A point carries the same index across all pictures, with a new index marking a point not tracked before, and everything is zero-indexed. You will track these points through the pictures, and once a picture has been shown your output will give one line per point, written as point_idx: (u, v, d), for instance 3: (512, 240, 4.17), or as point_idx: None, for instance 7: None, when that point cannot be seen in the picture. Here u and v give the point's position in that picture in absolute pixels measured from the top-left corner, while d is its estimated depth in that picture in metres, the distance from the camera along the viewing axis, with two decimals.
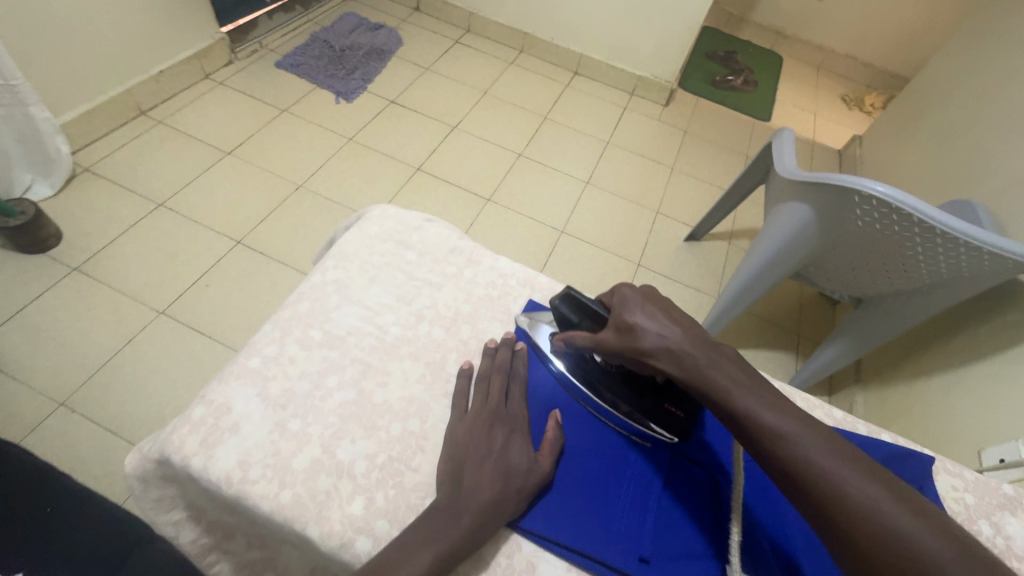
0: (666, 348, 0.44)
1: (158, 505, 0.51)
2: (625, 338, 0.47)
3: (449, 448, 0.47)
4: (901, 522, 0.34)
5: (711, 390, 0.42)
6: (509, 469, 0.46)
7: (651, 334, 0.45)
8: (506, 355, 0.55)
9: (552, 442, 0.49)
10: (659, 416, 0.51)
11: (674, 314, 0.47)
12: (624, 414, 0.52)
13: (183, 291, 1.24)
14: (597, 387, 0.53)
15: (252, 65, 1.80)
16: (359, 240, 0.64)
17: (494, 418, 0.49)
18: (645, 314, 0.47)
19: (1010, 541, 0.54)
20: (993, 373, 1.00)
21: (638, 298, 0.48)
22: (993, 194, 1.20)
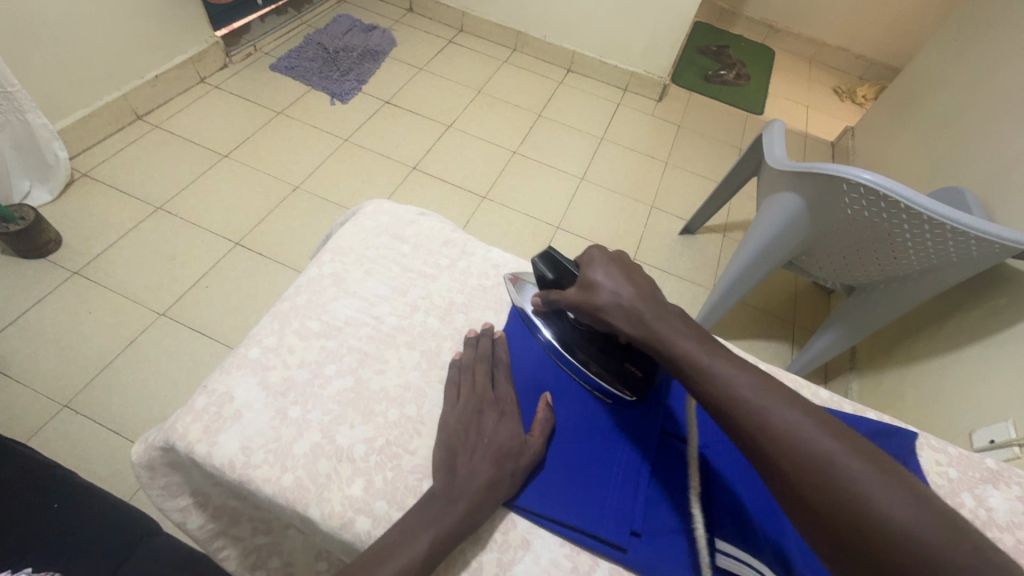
0: (620, 304, 0.47)
1: (165, 492, 0.52)
2: (586, 296, 0.49)
3: (443, 433, 0.49)
4: (818, 449, 0.36)
5: (654, 339, 0.45)
6: (500, 451, 0.47)
7: (607, 292, 0.48)
8: (489, 344, 0.57)
9: (542, 423, 0.51)
10: (623, 375, 0.53)
11: (635, 276, 0.49)
12: (593, 371, 0.55)
13: (184, 292, 1.26)
14: (569, 345, 0.56)
15: (247, 69, 1.82)
16: (354, 234, 0.65)
17: (482, 402, 0.51)
18: (604, 274, 0.49)
19: (993, 512, 0.56)
20: (982, 356, 1.02)
21: (603, 258, 0.51)
22: (982, 180, 1.21)
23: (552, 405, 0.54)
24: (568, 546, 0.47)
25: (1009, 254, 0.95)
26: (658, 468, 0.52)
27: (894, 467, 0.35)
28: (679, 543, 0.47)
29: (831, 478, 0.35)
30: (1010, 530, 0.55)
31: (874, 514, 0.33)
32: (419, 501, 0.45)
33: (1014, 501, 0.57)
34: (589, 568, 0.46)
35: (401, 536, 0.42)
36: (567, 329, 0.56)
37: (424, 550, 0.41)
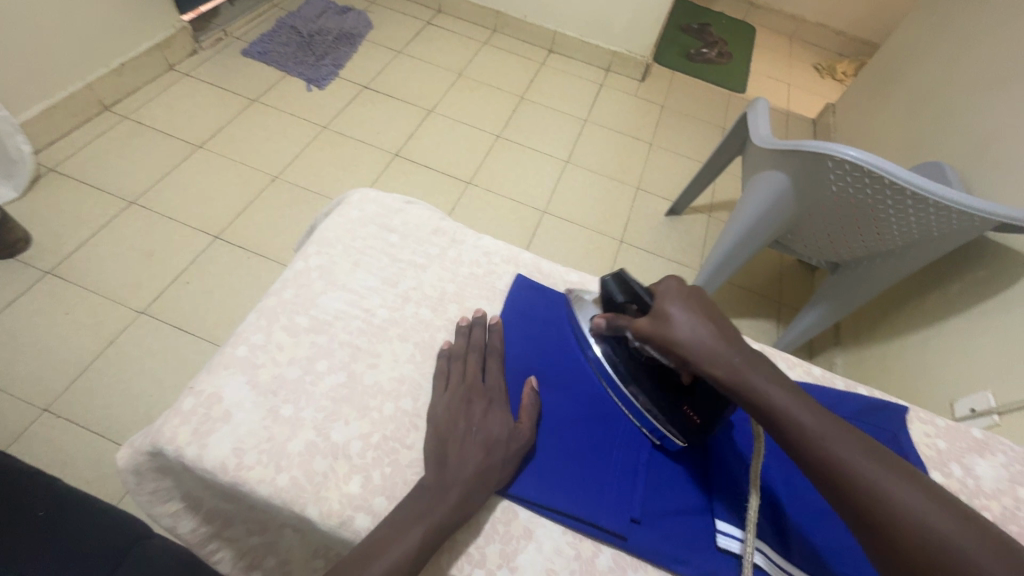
0: (696, 344, 0.45)
1: (154, 497, 0.50)
2: (656, 331, 0.47)
3: (434, 426, 0.48)
4: (915, 510, 0.36)
5: (737, 382, 0.43)
6: (489, 441, 0.47)
7: (682, 329, 0.46)
8: (479, 332, 0.55)
9: (530, 410, 0.50)
10: (681, 412, 0.50)
11: (712, 313, 0.47)
12: (648, 400, 0.52)
13: (164, 289, 1.22)
14: (626, 372, 0.53)
15: (218, 55, 1.75)
16: (339, 224, 0.63)
17: (471, 392, 0.50)
18: (678, 309, 0.47)
19: (980, 480, 0.57)
20: (963, 328, 1.04)
21: (681, 291, 0.48)
22: (962, 155, 1.23)
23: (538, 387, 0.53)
24: (569, 534, 0.47)
25: (989, 226, 0.96)
26: (653, 452, 0.52)
27: (987, 530, 0.36)
28: (680, 528, 0.47)
29: (930, 540, 0.35)
30: (996, 498, 0.56)
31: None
32: (410, 492, 0.44)
33: (999, 468, 0.58)
34: (591, 555, 0.46)
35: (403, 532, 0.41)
36: (626, 356, 0.53)
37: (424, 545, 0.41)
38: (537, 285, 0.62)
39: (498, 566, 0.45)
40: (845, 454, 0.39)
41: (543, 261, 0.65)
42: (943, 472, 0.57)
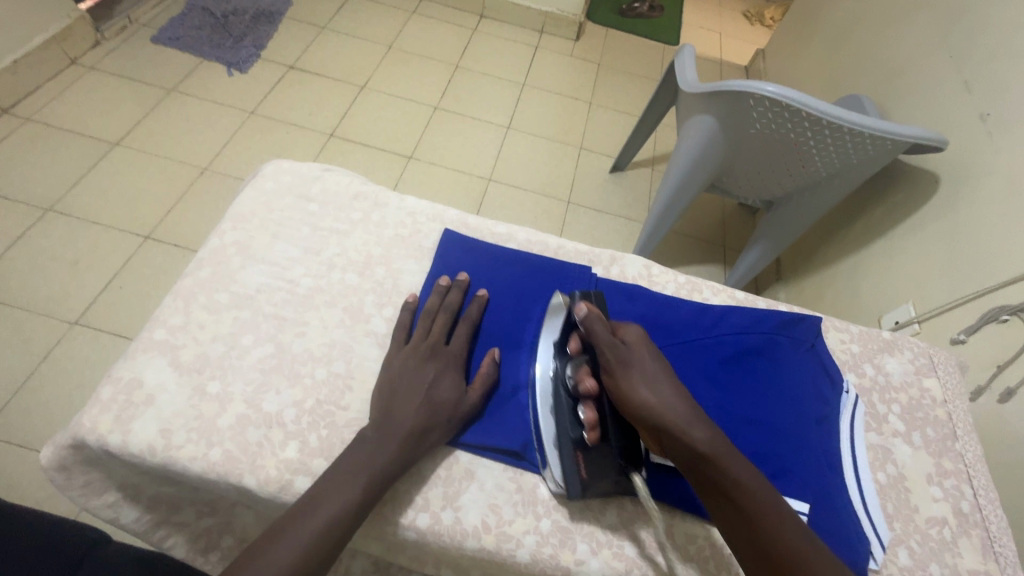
0: (672, 414, 0.43)
1: (87, 492, 0.49)
2: (623, 389, 0.45)
3: (384, 378, 0.49)
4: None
5: (713, 455, 0.42)
6: (436, 402, 0.48)
7: (660, 394, 0.44)
8: (455, 295, 0.56)
9: (484, 377, 0.51)
10: (572, 456, 0.46)
11: (676, 386, 0.45)
12: (555, 431, 0.48)
13: (96, 296, 1.16)
14: (552, 397, 0.49)
15: (125, 45, 1.62)
16: (256, 198, 0.61)
17: (432, 353, 0.51)
18: (654, 374, 0.46)
19: (889, 376, 0.62)
20: (883, 248, 1.11)
21: (651, 359, 0.47)
22: (877, 85, 1.28)
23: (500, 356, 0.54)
24: (510, 470, 0.49)
25: (901, 149, 1.01)
26: None
27: None
28: None
29: None
30: (903, 390, 0.61)
31: None
32: (352, 443, 0.45)
33: (906, 364, 0.63)
34: (532, 487, 0.48)
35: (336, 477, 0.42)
36: (561, 381, 0.49)
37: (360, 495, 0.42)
38: (512, 250, 0.63)
39: (441, 508, 0.46)
40: (799, 544, 0.39)
41: (516, 227, 0.66)
42: (857, 373, 0.62)
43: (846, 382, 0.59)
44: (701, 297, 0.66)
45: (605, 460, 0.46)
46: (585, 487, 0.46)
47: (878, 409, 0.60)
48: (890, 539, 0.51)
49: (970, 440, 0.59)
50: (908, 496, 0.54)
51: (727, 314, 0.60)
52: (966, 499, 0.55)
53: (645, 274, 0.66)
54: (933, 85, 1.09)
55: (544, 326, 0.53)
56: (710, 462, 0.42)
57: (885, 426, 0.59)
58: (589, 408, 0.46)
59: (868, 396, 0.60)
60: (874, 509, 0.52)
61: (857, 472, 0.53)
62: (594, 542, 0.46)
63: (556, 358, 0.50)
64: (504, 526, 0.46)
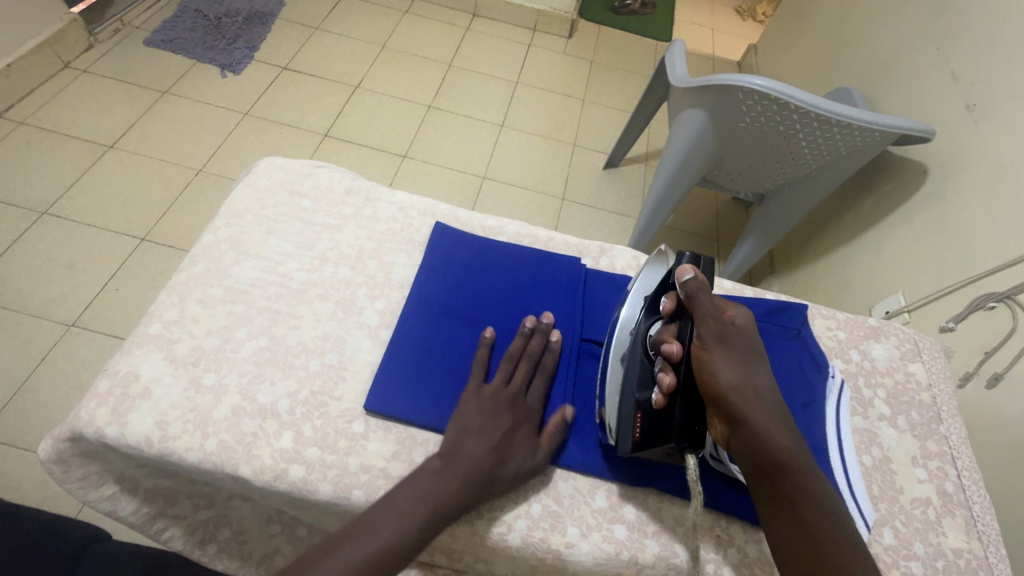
0: (756, 408, 0.44)
1: (85, 484, 0.50)
2: (713, 370, 0.45)
3: (456, 420, 0.47)
4: None
5: (790, 459, 0.42)
6: (505, 455, 0.46)
7: (750, 383, 0.45)
8: (540, 342, 0.54)
9: (553, 437, 0.50)
10: (632, 413, 0.48)
11: (761, 379, 0.46)
12: (623, 387, 0.49)
13: (93, 298, 1.17)
14: (629, 351, 0.51)
15: (118, 47, 1.62)
16: (248, 195, 0.62)
17: (512, 403, 0.49)
18: (745, 363, 0.46)
19: (875, 362, 0.63)
20: (874, 240, 1.12)
21: (745, 346, 0.47)
22: (867, 77, 1.29)
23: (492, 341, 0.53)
24: None
25: (889, 140, 1.03)
26: (576, 370, 0.55)
27: None
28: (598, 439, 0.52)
29: None
30: (889, 375, 0.63)
31: None
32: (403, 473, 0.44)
33: (892, 349, 0.65)
34: None
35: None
36: (645, 338, 0.50)
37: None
38: (502, 243, 0.64)
39: None
40: (856, 568, 0.39)
41: (508, 221, 0.67)
42: (843, 359, 0.63)
43: (831, 367, 0.60)
44: None
45: (664, 426, 0.47)
46: (634, 445, 0.47)
47: (865, 394, 0.61)
48: (875, 519, 0.52)
49: (954, 423, 0.60)
50: (893, 478, 0.55)
51: None
52: (950, 480, 0.56)
53: (634, 265, 0.67)
54: (921, 76, 1.10)
55: (642, 277, 0.55)
56: (787, 467, 0.42)
57: (871, 410, 0.60)
58: (669, 373, 0.47)
59: (854, 381, 0.62)
60: (859, 490, 0.53)
61: (843, 455, 0.54)
62: (584, 525, 0.47)
63: (652, 317, 0.51)
64: (496, 510, 0.47)
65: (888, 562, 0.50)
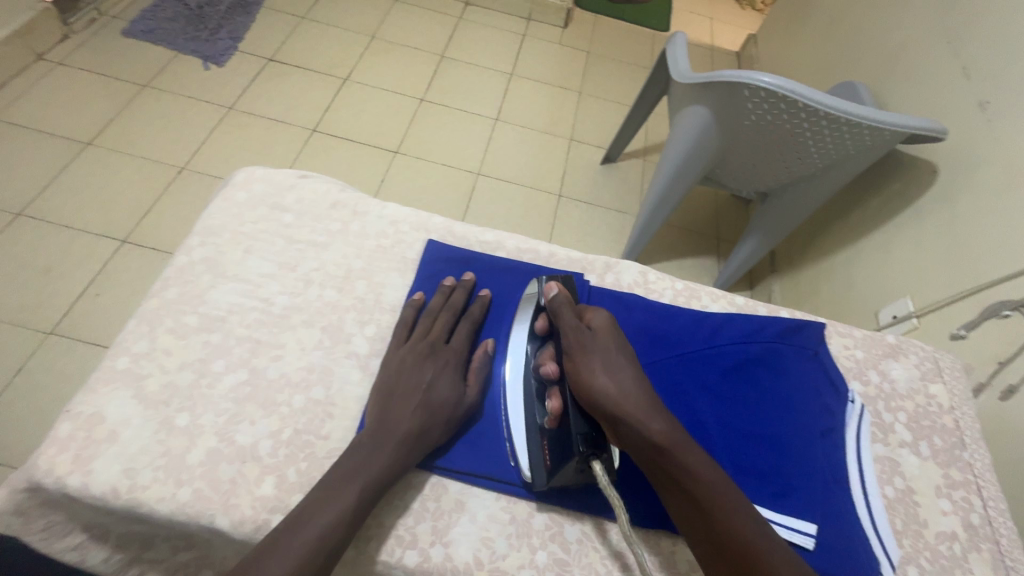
0: (628, 399, 0.43)
1: (49, 534, 0.45)
2: (582, 376, 0.44)
3: (382, 379, 0.48)
4: None
5: (667, 445, 0.41)
6: (435, 402, 0.47)
7: (615, 377, 0.44)
8: (460, 295, 0.55)
9: (478, 373, 0.51)
10: (539, 446, 0.46)
11: (636, 373, 0.45)
12: (523, 420, 0.48)
13: (71, 305, 1.11)
14: (522, 387, 0.49)
15: (94, 38, 1.55)
16: (226, 209, 0.58)
17: (433, 352, 0.50)
18: (611, 361, 0.45)
19: (894, 383, 0.61)
20: (880, 240, 1.08)
21: (607, 350, 0.46)
22: (873, 71, 1.25)
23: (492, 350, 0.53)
24: (503, 499, 0.47)
25: (900, 139, 0.98)
26: None
27: None
28: None
29: None
30: (909, 397, 0.60)
31: None
32: (348, 447, 0.44)
33: (912, 369, 0.62)
34: (527, 516, 0.46)
35: (308, 521, 0.38)
36: (529, 363, 0.50)
37: (332, 539, 0.38)
38: (503, 259, 0.60)
39: (430, 543, 0.43)
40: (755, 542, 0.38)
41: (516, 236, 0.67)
42: (861, 380, 0.60)
43: (850, 391, 0.57)
44: (700, 304, 0.64)
45: (566, 442, 0.45)
46: (547, 476, 0.45)
47: (884, 418, 0.58)
48: (900, 557, 0.49)
49: (978, 449, 0.57)
50: (916, 510, 0.53)
51: (728, 323, 0.58)
52: (976, 511, 0.53)
53: (641, 281, 0.65)
54: (930, 71, 1.06)
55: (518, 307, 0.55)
56: (663, 452, 0.41)
57: (892, 436, 0.57)
58: (555, 395, 0.46)
59: (874, 405, 0.59)
60: (884, 528, 0.49)
61: (864, 487, 0.51)
62: (593, 573, 0.44)
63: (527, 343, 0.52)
64: (497, 561, 0.43)
65: None
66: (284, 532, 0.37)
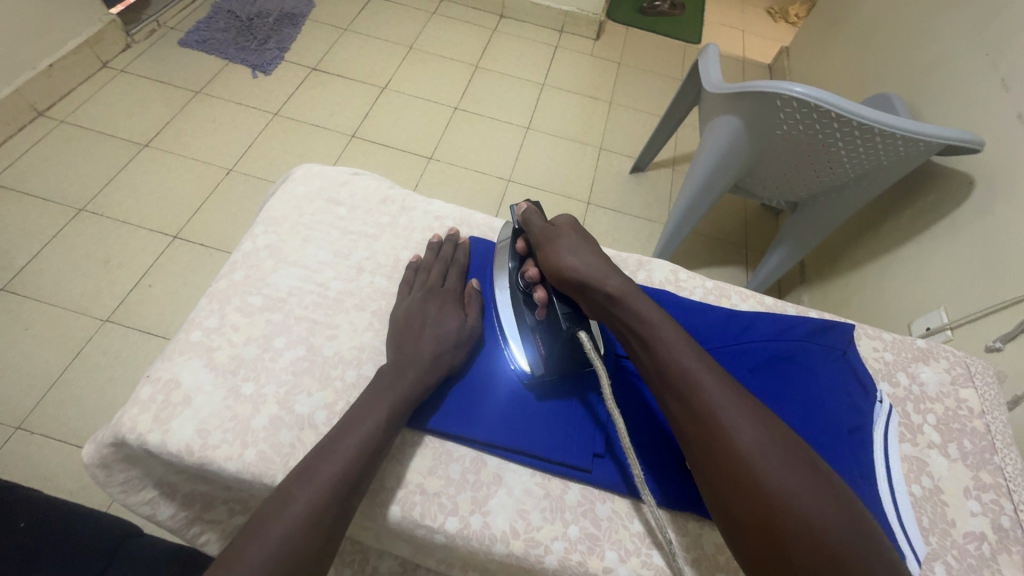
0: (591, 269, 0.50)
1: (126, 488, 0.50)
2: (552, 258, 0.52)
3: (393, 326, 0.53)
4: (726, 410, 0.40)
5: (620, 295, 0.48)
6: (442, 330, 0.53)
7: (578, 257, 0.51)
8: (450, 249, 0.61)
9: (473, 301, 0.57)
10: (533, 338, 0.53)
11: (597, 251, 0.52)
12: (516, 324, 0.55)
13: (127, 295, 1.19)
14: (511, 296, 0.56)
15: (154, 48, 1.66)
16: (286, 202, 0.63)
17: (433, 294, 0.56)
18: (573, 244, 0.52)
19: (924, 386, 0.61)
20: (913, 251, 1.07)
21: (571, 240, 0.53)
22: (908, 83, 1.25)
23: (477, 286, 0.60)
24: (539, 476, 0.50)
25: (935, 150, 0.97)
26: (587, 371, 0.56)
27: (800, 451, 0.39)
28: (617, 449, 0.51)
29: (721, 432, 0.39)
30: (939, 400, 0.61)
31: (761, 470, 0.37)
32: (373, 381, 0.49)
33: (942, 373, 0.62)
34: (560, 492, 0.49)
35: (341, 439, 0.43)
36: (514, 273, 0.57)
37: (363, 458, 0.42)
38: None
39: (470, 512, 0.47)
40: (696, 368, 0.43)
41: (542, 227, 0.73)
42: (890, 382, 0.61)
43: (878, 392, 0.58)
44: (730, 302, 0.67)
45: (556, 329, 0.52)
46: (545, 361, 0.52)
47: (912, 419, 0.59)
48: (926, 554, 0.50)
49: (1009, 453, 0.57)
50: (944, 510, 0.53)
51: (756, 321, 0.60)
52: (1006, 514, 0.53)
53: (672, 279, 0.68)
54: (967, 82, 1.06)
55: (495, 264, 0.60)
56: (617, 300, 0.48)
57: (920, 437, 0.58)
58: (541, 288, 0.53)
59: (902, 406, 0.60)
60: (911, 525, 0.50)
61: (892, 484, 0.52)
62: (623, 549, 0.46)
63: (510, 259, 0.59)
64: (532, 531, 0.46)
65: None
66: (327, 450, 0.42)
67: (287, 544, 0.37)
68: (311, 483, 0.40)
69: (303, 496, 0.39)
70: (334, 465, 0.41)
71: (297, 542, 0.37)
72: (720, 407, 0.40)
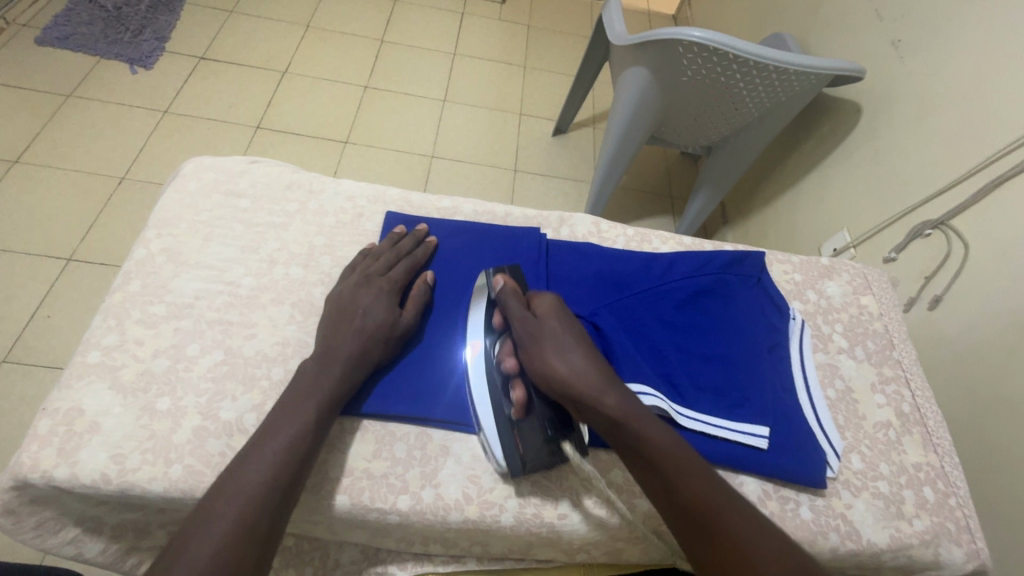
0: (582, 381, 0.45)
1: (42, 532, 0.46)
2: (539, 363, 0.46)
3: (327, 312, 0.51)
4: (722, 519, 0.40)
5: (619, 418, 0.44)
6: (374, 323, 0.50)
7: (568, 361, 0.46)
8: (407, 241, 0.58)
9: (418, 297, 0.54)
10: (510, 436, 0.47)
11: (589, 353, 0.48)
12: (489, 412, 0.47)
13: (23, 330, 1.07)
14: (483, 380, 0.48)
15: (6, 50, 1.45)
16: (179, 200, 0.58)
17: (372, 284, 0.53)
18: (563, 342, 0.47)
19: (830, 299, 0.67)
20: (815, 179, 1.14)
21: (563, 338, 0.48)
22: (797, 19, 1.31)
23: (432, 282, 0.56)
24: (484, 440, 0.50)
25: (825, 81, 1.03)
26: None
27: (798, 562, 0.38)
28: None
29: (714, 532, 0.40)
30: (844, 310, 0.66)
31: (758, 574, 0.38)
32: (296, 376, 0.47)
33: (845, 286, 0.68)
34: None
35: (269, 441, 0.41)
36: (487, 356, 0.49)
37: (296, 456, 0.41)
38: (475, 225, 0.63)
39: (421, 486, 0.47)
40: (677, 458, 0.43)
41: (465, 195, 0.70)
42: (801, 300, 0.66)
43: (791, 310, 0.62)
44: (651, 246, 0.69)
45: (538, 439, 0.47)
46: (522, 461, 0.46)
47: (824, 330, 0.64)
48: (843, 448, 0.55)
49: (905, 347, 0.64)
50: (856, 406, 0.59)
51: (677, 259, 0.61)
52: (906, 401, 0.60)
53: (595, 231, 0.69)
54: (847, 15, 1.12)
55: (467, 311, 0.54)
56: (620, 423, 0.44)
57: (831, 345, 0.63)
58: (519, 387, 0.47)
59: (814, 319, 0.65)
60: (827, 423, 0.56)
61: (808, 392, 0.57)
62: (574, 495, 0.48)
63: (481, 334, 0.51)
64: (485, 494, 0.47)
65: (858, 485, 0.54)
66: (253, 453, 0.41)
67: (218, 553, 0.36)
68: (241, 489, 0.39)
69: (233, 505, 0.38)
70: (266, 468, 0.40)
71: (233, 549, 0.36)
72: (717, 508, 0.40)
